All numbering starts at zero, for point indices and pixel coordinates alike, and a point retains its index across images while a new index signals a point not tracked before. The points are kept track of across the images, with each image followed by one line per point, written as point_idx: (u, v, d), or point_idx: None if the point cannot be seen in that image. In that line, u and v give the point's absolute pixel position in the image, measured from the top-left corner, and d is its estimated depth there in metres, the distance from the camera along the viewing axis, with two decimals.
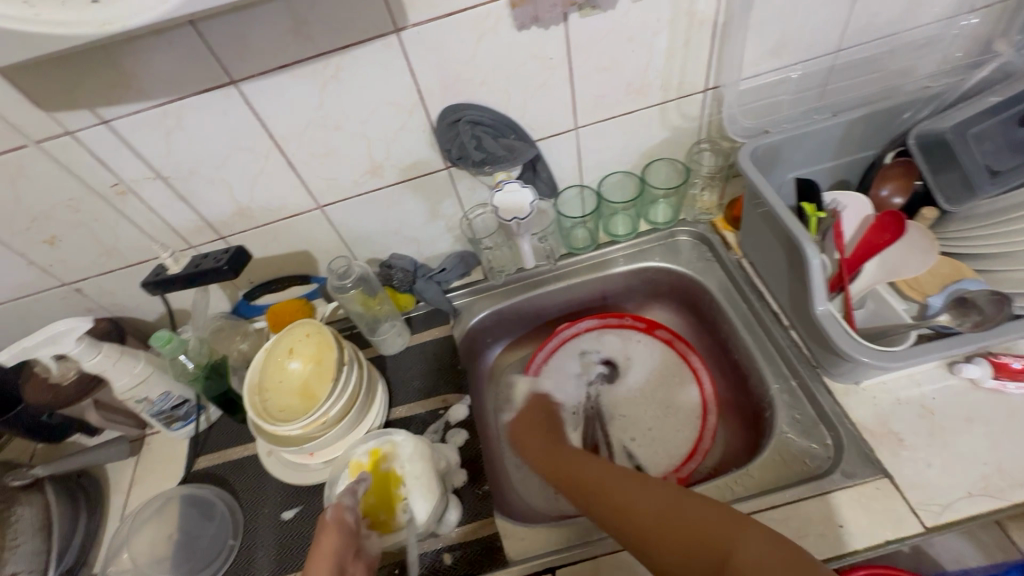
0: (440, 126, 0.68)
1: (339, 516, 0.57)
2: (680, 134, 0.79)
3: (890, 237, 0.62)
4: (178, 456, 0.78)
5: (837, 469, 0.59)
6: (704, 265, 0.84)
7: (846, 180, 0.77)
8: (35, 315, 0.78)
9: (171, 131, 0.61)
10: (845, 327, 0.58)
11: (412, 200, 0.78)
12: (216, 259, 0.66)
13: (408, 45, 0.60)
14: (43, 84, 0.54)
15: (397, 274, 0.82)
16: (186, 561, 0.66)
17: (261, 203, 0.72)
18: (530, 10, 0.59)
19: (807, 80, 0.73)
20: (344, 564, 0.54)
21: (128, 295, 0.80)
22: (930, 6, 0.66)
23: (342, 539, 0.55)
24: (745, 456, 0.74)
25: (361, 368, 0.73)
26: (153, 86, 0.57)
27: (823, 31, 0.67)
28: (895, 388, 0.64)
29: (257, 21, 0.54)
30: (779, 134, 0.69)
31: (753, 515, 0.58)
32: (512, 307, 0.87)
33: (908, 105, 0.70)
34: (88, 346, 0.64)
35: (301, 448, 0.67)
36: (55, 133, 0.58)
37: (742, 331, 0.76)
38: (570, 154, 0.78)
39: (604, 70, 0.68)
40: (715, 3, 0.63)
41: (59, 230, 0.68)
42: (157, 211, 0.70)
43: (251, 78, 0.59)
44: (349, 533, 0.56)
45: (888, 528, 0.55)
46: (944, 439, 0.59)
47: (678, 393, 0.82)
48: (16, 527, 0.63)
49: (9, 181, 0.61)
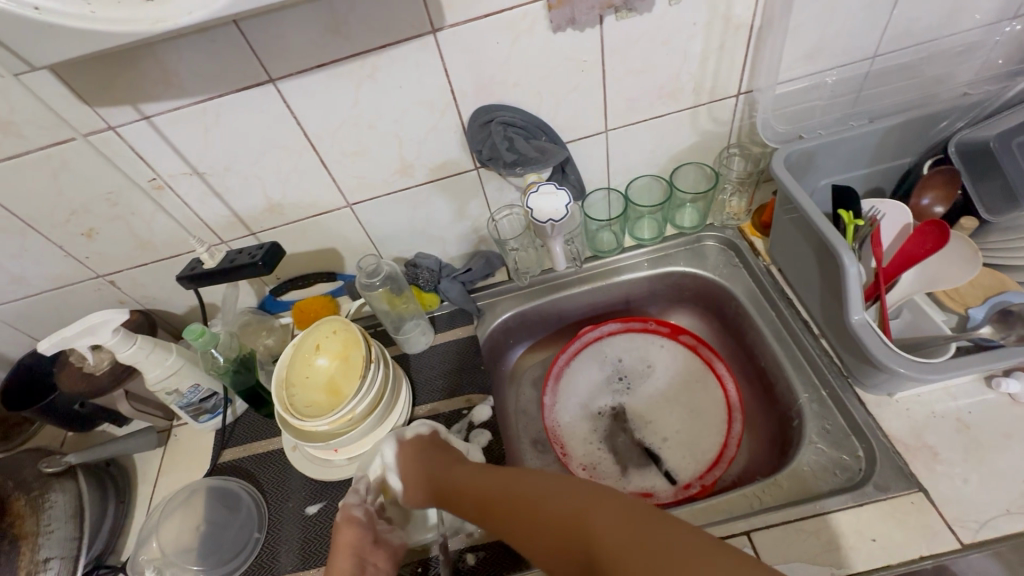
0: (472, 127, 0.68)
1: (348, 514, 0.61)
2: (710, 138, 0.79)
3: (932, 248, 0.60)
4: (204, 448, 0.79)
5: (869, 482, 0.58)
6: (732, 271, 0.83)
7: (880, 188, 0.76)
8: (70, 305, 0.80)
9: (208, 127, 0.62)
10: (881, 336, 0.56)
11: (440, 200, 0.78)
12: (251, 254, 0.67)
13: (444, 45, 0.60)
14: (89, 80, 0.55)
15: (422, 273, 0.82)
16: (212, 553, 0.67)
17: (292, 201, 0.73)
18: (568, 12, 0.59)
19: (843, 86, 0.72)
20: (362, 555, 0.58)
21: (159, 289, 0.81)
22: (972, 12, 0.65)
23: (356, 530, 0.59)
24: (771, 466, 0.73)
25: (388, 366, 0.73)
26: (195, 82, 0.58)
27: (861, 36, 0.66)
28: (930, 401, 0.62)
29: (297, 22, 0.55)
30: (813, 140, 0.69)
31: (781, 527, 0.57)
32: (536, 309, 0.87)
33: (946, 113, 0.68)
34: (124, 337, 0.65)
35: (326, 444, 0.67)
36: (98, 127, 0.60)
37: (770, 339, 0.75)
38: (599, 157, 0.78)
39: (637, 72, 0.67)
40: (753, 6, 0.62)
41: (97, 223, 0.70)
42: (193, 206, 0.71)
43: (290, 77, 0.60)
44: (363, 526, 0.60)
45: (922, 544, 0.54)
46: (981, 454, 0.58)
47: (702, 400, 0.82)
48: (50, 513, 0.64)
49: (53, 174, 0.63)
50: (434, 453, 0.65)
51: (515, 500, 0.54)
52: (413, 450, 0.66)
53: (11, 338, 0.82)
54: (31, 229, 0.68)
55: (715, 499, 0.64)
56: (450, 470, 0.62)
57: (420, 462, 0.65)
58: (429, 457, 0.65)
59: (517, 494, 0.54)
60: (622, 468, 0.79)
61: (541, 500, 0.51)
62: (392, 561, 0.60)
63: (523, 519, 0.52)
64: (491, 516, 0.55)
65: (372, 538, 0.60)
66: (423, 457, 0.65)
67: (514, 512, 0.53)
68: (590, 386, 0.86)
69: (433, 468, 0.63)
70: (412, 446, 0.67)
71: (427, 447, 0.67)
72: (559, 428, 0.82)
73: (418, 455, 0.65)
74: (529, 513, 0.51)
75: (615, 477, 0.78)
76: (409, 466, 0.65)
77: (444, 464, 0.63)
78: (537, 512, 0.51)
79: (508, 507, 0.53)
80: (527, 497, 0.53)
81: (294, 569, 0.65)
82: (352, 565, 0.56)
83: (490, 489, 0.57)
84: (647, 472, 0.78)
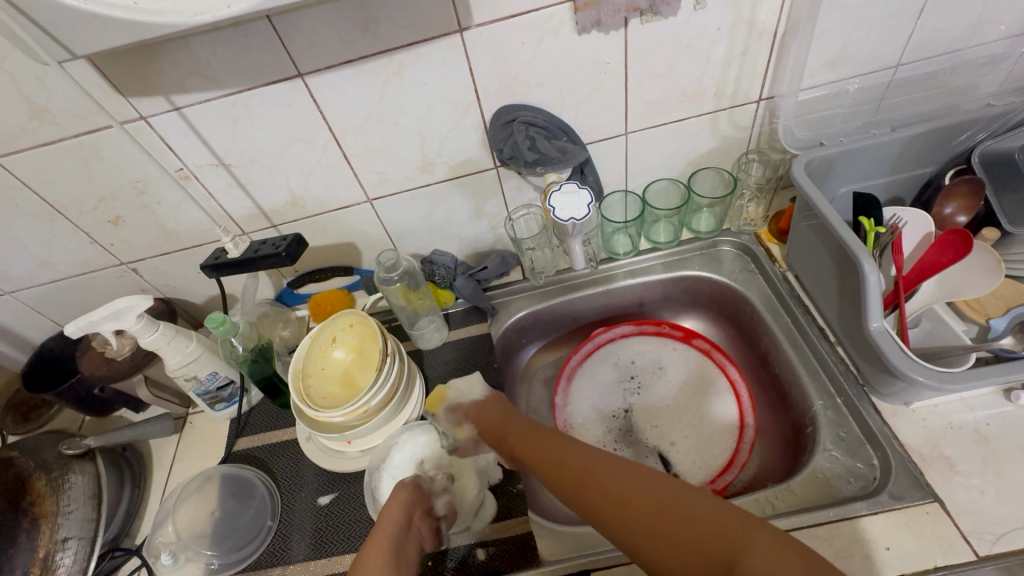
0: (494, 126, 0.69)
1: (416, 480, 0.66)
2: (729, 143, 0.79)
3: (950, 259, 0.60)
4: (219, 437, 0.80)
5: (884, 491, 0.58)
6: (747, 277, 0.83)
7: (899, 197, 0.76)
8: (92, 292, 0.82)
9: (237, 120, 0.64)
10: (899, 345, 0.56)
11: (459, 198, 0.79)
12: (275, 245, 0.69)
13: (471, 44, 0.61)
14: (124, 70, 0.57)
15: (439, 270, 0.83)
16: (226, 539, 0.68)
17: (314, 195, 0.74)
18: (594, 14, 0.59)
19: (864, 94, 0.72)
20: (411, 515, 0.61)
21: (180, 278, 0.83)
22: (998, 23, 0.65)
23: (412, 494, 0.63)
24: (783, 473, 0.72)
25: (403, 360, 0.73)
26: (227, 76, 0.59)
27: (884, 46, 0.67)
28: (947, 412, 0.62)
29: (328, 18, 0.56)
30: (834, 147, 0.69)
31: (793, 533, 0.57)
32: (550, 309, 0.88)
33: (969, 124, 0.68)
34: (148, 323, 0.66)
35: (340, 436, 0.68)
36: (131, 117, 0.61)
37: (785, 345, 0.75)
38: (617, 160, 0.78)
39: (659, 75, 0.68)
40: (778, 12, 0.63)
41: (124, 211, 0.71)
42: (217, 197, 0.72)
43: (318, 72, 0.60)
44: (421, 494, 0.64)
45: (939, 554, 0.53)
46: (999, 466, 0.57)
47: (715, 404, 0.81)
48: (69, 493, 0.65)
49: (85, 162, 0.64)
50: (521, 419, 0.69)
51: (625, 489, 0.53)
52: (499, 410, 0.71)
53: (35, 321, 0.83)
54: (59, 215, 0.70)
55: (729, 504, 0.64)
56: (543, 439, 0.64)
57: (505, 423, 0.69)
58: (519, 423, 0.68)
59: (630, 484, 0.53)
60: None
61: (667, 502, 0.50)
62: (431, 541, 0.62)
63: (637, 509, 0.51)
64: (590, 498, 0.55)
65: (422, 507, 0.63)
66: (506, 415, 0.70)
67: (623, 501, 0.52)
68: (602, 387, 0.86)
69: (521, 430, 0.67)
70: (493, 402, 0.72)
71: (507, 404, 0.72)
72: (571, 428, 0.83)
73: (507, 418, 0.69)
74: (646, 506, 0.51)
75: None
76: (493, 425, 0.70)
77: (539, 435, 0.65)
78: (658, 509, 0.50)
79: (619, 492, 0.53)
80: (645, 490, 0.52)
81: (306, 557, 0.65)
82: (401, 516, 0.60)
83: (596, 467, 0.57)
84: None
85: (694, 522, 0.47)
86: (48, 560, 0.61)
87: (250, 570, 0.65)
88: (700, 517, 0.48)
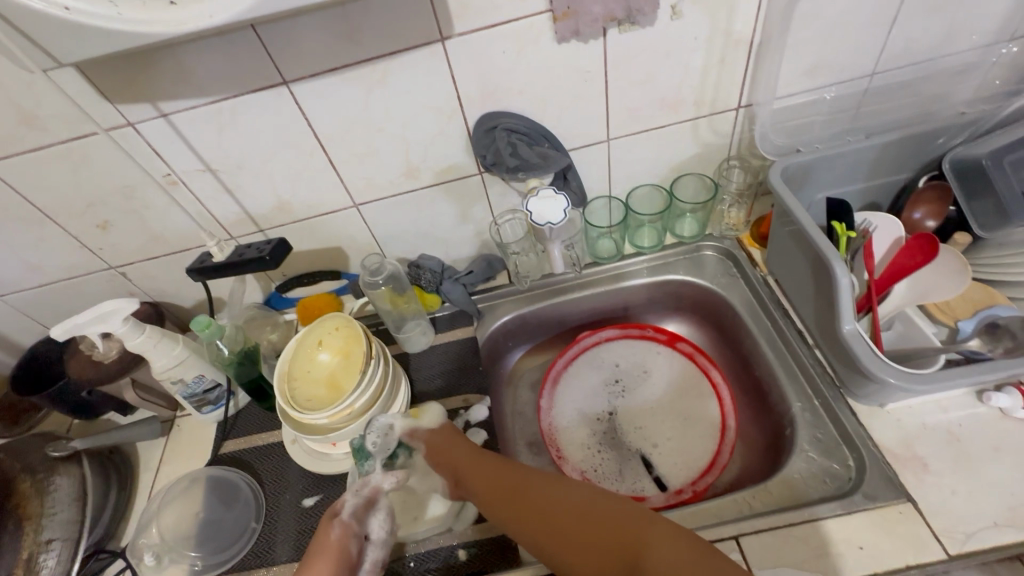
0: (478, 132, 0.70)
1: (344, 542, 0.59)
2: (710, 150, 0.80)
3: (922, 261, 0.62)
4: (205, 440, 0.81)
5: (858, 491, 0.59)
6: (729, 280, 0.84)
7: (877, 203, 0.77)
8: (81, 295, 0.82)
9: (223, 126, 0.65)
10: (872, 347, 0.57)
11: (445, 203, 0.80)
12: (260, 250, 0.70)
13: (453, 52, 0.62)
14: (111, 78, 0.58)
15: (425, 274, 0.84)
16: (209, 541, 0.68)
17: (301, 200, 0.75)
18: (572, 24, 0.61)
19: (841, 102, 0.74)
20: None
21: (169, 282, 0.84)
22: (969, 33, 0.66)
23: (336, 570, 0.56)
24: (763, 475, 0.73)
25: (387, 363, 0.74)
26: (210, 83, 0.60)
27: (858, 55, 0.68)
28: (921, 413, 0.63)
29: (312, 28, 0.57)
30: (811, 153, 0.70)
31: (768, 533, 0.58)
32: (535, 313, 0.89)
33: (943, 130, 0.70)
34: (133, 326, 0.67)
35: (325, 437, 0.68)
36: (118, 123, 0.62)
37: (765, 348, 0.76)
38: (600, 166, 0.79)
39: (640, 83, 0.69)
40: (752, 22, 0.64)
41: (112, 215, 0.72)
42: (204, 202, 0.73)
43: (302, 80, 0.62)
44: (348, 564, 0.57)
45: (910, 553, 0.54)
46: (970, 466, 0.58)
47: (697, 406, 0.82)
48: (54, 495, 0.66)
49: (72, 167, 0.65)
50: (457, 437, 0.69)
51: (552, 501, 0.58)
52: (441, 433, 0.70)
53: (23, 325, 0.84)
54: (48, 220, 0.70)
55: (707, 504, 0.65)
56: (475, 462, 0.65)
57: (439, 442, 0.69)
58: (455, 445, 0.68)
59: (557, 499, 0.58)
60: (616, 473, 0.79)
61: (590, 508, 0.56)
62: None
63: (567, 522, 0.56)
64: (523, 518, 0.58)
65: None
66: (445, 436, 0.69)
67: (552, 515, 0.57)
68: (587, 390, 0.87)
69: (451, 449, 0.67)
70: (447, 430, 0.70)
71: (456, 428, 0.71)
72: (556, 430, 0.84)
73: (447, 442, 0.69)
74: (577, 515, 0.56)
75: (610, 480, 0.79)
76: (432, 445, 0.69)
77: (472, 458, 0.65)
78: (585, 514, 0.56)
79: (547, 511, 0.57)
80: (572, 501, 0.57)
81: (289, 559, 0.66)
82: None
83: (527, 485, 0.60)
84: (640, 476, 0.78)
85: (613, 523, 0.54)
86: (30, 562, 0.61)
87: (233, 571, 0.66)
88: (617, 517, 0.54)
